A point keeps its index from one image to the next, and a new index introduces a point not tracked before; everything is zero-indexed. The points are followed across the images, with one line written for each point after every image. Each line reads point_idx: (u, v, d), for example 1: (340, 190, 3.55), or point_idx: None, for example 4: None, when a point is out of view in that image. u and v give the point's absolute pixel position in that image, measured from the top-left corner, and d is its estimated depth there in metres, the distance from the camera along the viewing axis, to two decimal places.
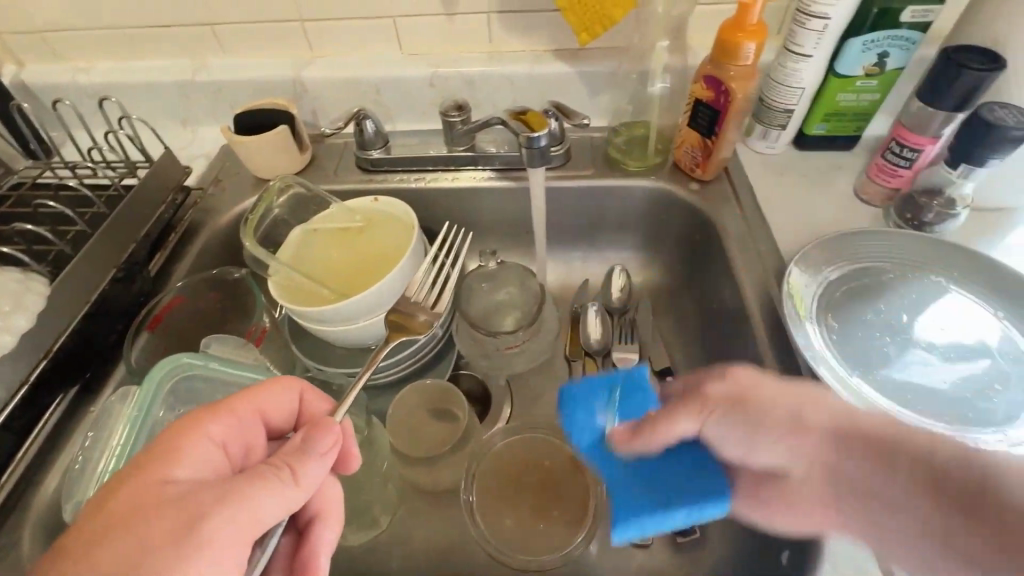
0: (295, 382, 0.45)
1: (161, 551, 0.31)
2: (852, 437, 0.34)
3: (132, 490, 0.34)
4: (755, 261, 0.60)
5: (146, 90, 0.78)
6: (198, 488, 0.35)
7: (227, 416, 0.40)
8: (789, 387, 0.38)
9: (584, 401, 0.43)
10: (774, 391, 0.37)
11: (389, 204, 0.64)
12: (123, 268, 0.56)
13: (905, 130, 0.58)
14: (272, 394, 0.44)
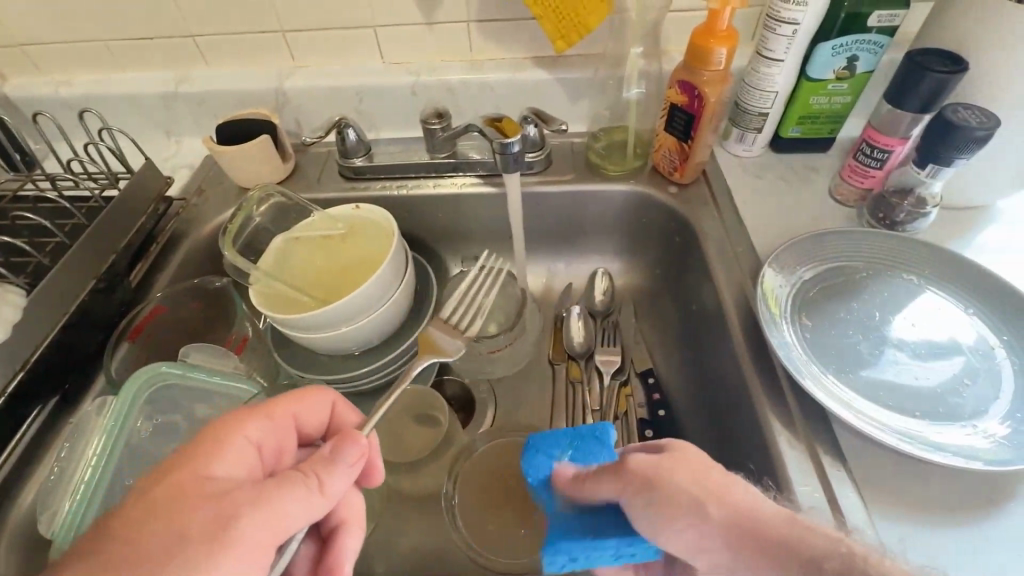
0: (331, 390, 0.44)
1: (190, 554, 0.31)
2: (751, 535, 0.33)
3: (171, 484, 0.33)
4: (732, 262, 0.61)
5: (130, 102, 0.78)
6: (237, 491, 0.34)
7: (267, 417, 0.39)
8: (700, 474, 0.36)
9: (545, 444, 0.45)
10: (687, 470, 0.36)
11: (370, 211, 0.64)
12: (103, 279, 0.56)
13: (875, 131, 0.59)
14: (310, 399, 0.43)
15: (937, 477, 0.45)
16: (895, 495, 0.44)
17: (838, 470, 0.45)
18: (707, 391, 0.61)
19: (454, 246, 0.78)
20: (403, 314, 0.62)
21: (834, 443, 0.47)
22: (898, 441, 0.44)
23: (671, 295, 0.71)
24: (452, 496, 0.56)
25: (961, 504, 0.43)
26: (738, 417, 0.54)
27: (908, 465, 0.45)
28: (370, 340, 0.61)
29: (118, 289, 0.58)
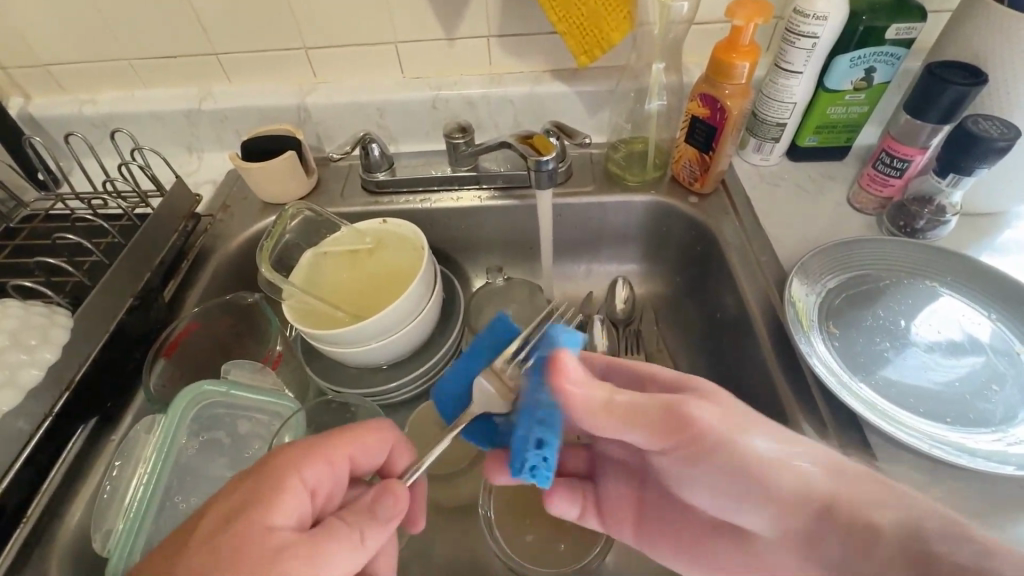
0: (390, 433, 0.44)
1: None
2: (826, 511, 0.35)
3: (244, 527, 0.33)
4: (756, 270, 0.62)
5: (152, 119, 0.79)
6: (303, 541, 0.34)
7: (333, 458, 0.39)
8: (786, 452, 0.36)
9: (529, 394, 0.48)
10: (768, 437, 0.37)
11: (397, 225, 0.65)
12: (138, 297, 0.57)
13: (894, 141, 0.61)
14: (373, 441, 0.42)
15: (967, 481, 0.46)
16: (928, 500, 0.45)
17: None
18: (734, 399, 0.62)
19: (476, 257, 0.79)
20: (432, 326, 0.63)
21: (867, 450, 0.48)
22: (932, 448, 0.45)
23: (693, 304, 0.72)
24: (488, 509, 0.57)
25: (991, 508, 0.44)
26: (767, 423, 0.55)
27: (938, 469, 0.46)
28: (401, 353, 0.62)
29: (153, 306, 0.58)
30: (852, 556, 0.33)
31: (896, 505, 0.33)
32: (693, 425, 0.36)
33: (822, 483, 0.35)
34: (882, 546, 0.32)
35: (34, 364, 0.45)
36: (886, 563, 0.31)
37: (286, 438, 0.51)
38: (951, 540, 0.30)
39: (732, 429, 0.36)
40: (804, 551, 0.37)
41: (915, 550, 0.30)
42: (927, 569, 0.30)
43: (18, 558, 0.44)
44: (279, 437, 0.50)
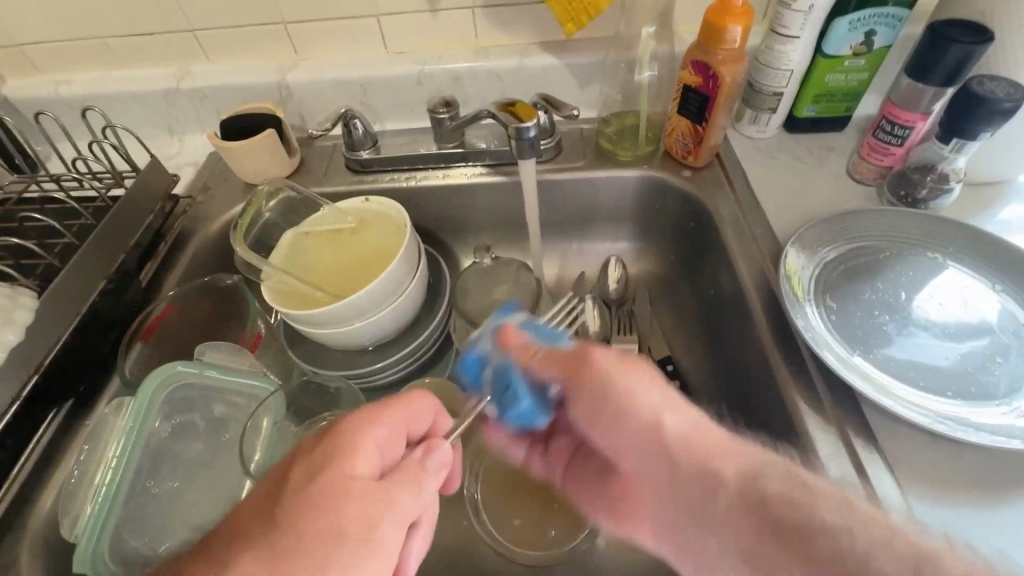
0: (433, 398, 0.42)
1: (342, 550, 0.32)
2: (686, 449, 0.34)
3: (328, 481, 0.34)
4: (752, 245, 0.60)
5: (129, 100, 0.77)
6: (375, 491, 0.34)
7: (389, 423, 0.38)
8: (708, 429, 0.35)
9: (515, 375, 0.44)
10: (653, 389, 0.37)
11: (380, 203, 0.63)
12: (113, 279, 0.55)
13: (895, 107, 0.58)
14: (418, 406, 0.40)
15: (971, 456, 0.44)
16: (929, 477, 0.43)
17: (870, 451, 0.44)
18: (729, 377, 0.60)
19: (465, 237, 0.77)
20: (418, 306, 0.62)
21: (866, 426, 0.46)
22: (934, 423, 0.43)
23: (689, 281, 0.70)
24: (475, 490, 0.56)
25: (995, 483, 0.43)
26: (762, 401, 0.53)
27: (939, 444, 0.45)
28: (386, 334, 0.60)
29: (128, 289, 0.57)
30: (694, 493, 0.34)
31: (744, 453, 0.34)
32: (593, 367, 0.37)
33: (682, 428, 0.35)
34: (724, 492, 0.32)
35: None
36: (731, 503, 0.32)
37: (263, 420, 0.50)
38: (792, 496, 0.30)
39: (618, 370, 0.37)
40: (657, 489, 0.36)
41: (760, 494, 0.31)
42: (762, 507, 0.31)
43: None
44: (255, 418, 0.49)
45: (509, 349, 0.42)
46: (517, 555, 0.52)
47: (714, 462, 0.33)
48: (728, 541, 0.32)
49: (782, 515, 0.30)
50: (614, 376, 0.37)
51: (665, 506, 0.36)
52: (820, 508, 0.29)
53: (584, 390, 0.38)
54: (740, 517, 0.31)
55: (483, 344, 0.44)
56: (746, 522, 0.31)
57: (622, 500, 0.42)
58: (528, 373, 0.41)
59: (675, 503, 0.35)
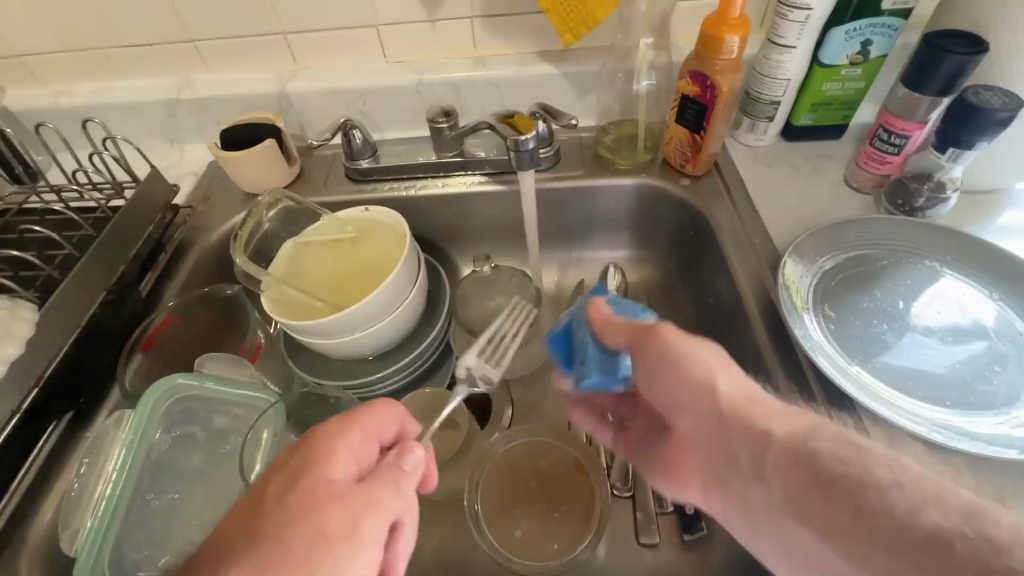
0: (398, 402, 0.43)
1: (326, 556, 0.31)
2: (734, 408, 0.36)
3: (305, 488, 0.34)
4: (750, 253, 0.60)
5: (130, 110, 0.77)
6: (352, 494, 0.34)
7: (360, 431, 0.38)
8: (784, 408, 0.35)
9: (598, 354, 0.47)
10: (710, 356, 0.39)
11: (380, 213, 0.63)
12: (113, 291, 0.55)
13: (892, 116, 0.59)
14: (387, 413, 0.41)
15: (971, 466, 0.44)
16: None
17: None
18: None
19: (464, 245, 0.77)
20: (417, 316, 0.62)
21: (864, 435, 0.46)
22: (933, 433, 0.43)
23: (688, 289, 0.70)
24: (475, 501, 0.56)
25: (995, 492, 0.43)
26: None
27: (938, 454, 0.45)
28: (385, 344, 0.60)
29: (129, 300, 0.57)
30: (741, 447, 0.35)
31: (798, 418, 0.34)
32: (659, 338, 0.40)
33: (733, 395, 0.37)
34: (771, 448, 0.33)
35: None
36: (777, 459, 0.33)
37: (263, 431, 0.49)
38: (844, 455, 0.30)
39: (678, 341, 0.39)
40: (709, 447, 0.39)
41: (809, 449, 0.32)
42: (806, 463, 0.31)
43: None
44: (257, 429, 0.49)
45: (593, 322, 0.45)
46: (517, 565, 0.52)
47: (775, 431, 0.34)
48: (772, 492, 0.33)
49: (829, 470, 0.30)
50: (675, 344, 0.39)
51: (716, 461, 0.38)
52: (870, 469, 0.29)
53: (649, 352, 0.40)
54: (783, 463, 0.32)
55: (578, 318, 0.50)
56: (789, 470, 0.32)
57: (685, 465, 0.45)
58: (599, 340, 0.46)
59: (732, 463, 0.36)
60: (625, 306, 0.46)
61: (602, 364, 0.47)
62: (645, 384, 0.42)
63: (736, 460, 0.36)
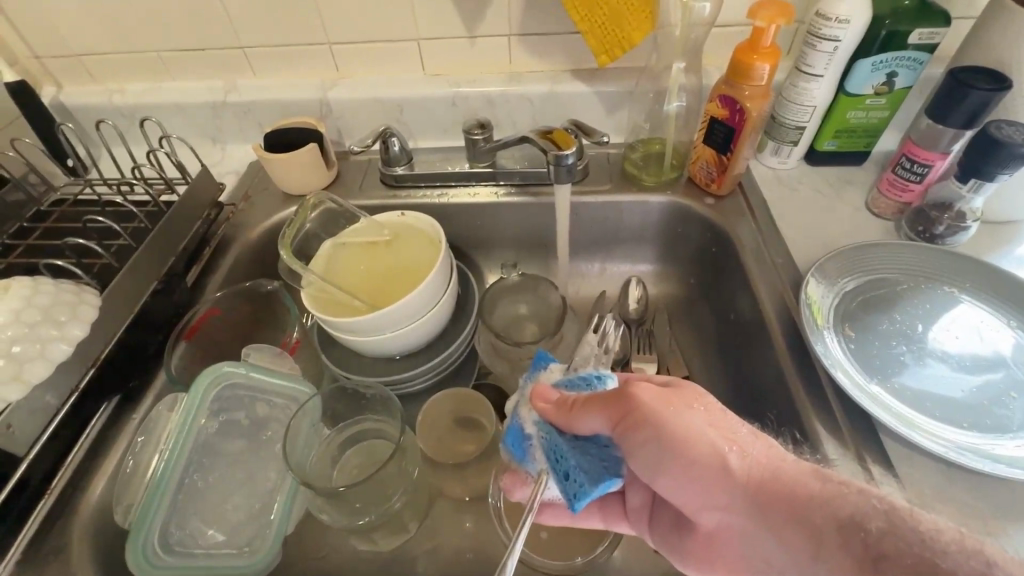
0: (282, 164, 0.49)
1: None
2: (763, 490, 0.38)
3: None
4: (771, 273, 0.62)
5: (179, 110, 0.80)
6: None
7: None
8: (824, 483, 0.37)
9: (587, 449, 0.43)
10: (706, 420, 0.40)
11: (416, 218, 0.66)
12: (162, 281, 0.58)
13: (915, 146, 0.61)
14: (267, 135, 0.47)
15: (984, 487, 0.45)
16: (941, 501, 0.45)
17: (886, 476, 0.46)
18: (746, 399, 0.62)
19: (491, 253, 0.80)
20: (447, 318, 0.64)
21: (882, 451, 0.47)
22: (952, 452, 0.45)
23: (708, 304, 0.72)
24: (498, 498, 0.55)
25: (1008, 514, 0.44)
26: (780, 423, 0.55)
27: (949, 474, 0.46)
28: (415, 344, 0.62)
29: (176, 290, 0.60)
30: (795, 553, 0.36)
31: (836, 500, 0.35)
32: (638, 402, 0.40)
33: (753, 477, 0.38)
34: (828, 548, 0.34)
35: (65, 340, 0.46)
36: (836, 561, 0.34)
37: (303, 422, 0.52)
38: (894, 533, 0.32)
39: (671, 411, 0.40)
40: (745, 545, 0.40)
41: (871, 547, 0.32)
42: (877, 568, 0.32)
43: (42, 529, 0.45)
44: (297, 420, 0.51)
45: (544, 409, 0.44)
46: (539, 562, 0.53)
47: (816, 521, 0.35)
48: None
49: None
50: (665, 413, 0.40)
51: (763, 558, 0.39)
52: (959, 563, 0.29)
53: (639, 433, 0.40)
54: (850, 569, 0.33)
55: (522, 415, 0.47)
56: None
57: (707, 554, 0.44)
58: (572, 432, 0.43)
59: (780, 557, 0.37)
60: (578, 382, 0.46)
61: (590, 468, 0.41)
62: (633, 459, 0.41)
63: (778, 551, 0.37)
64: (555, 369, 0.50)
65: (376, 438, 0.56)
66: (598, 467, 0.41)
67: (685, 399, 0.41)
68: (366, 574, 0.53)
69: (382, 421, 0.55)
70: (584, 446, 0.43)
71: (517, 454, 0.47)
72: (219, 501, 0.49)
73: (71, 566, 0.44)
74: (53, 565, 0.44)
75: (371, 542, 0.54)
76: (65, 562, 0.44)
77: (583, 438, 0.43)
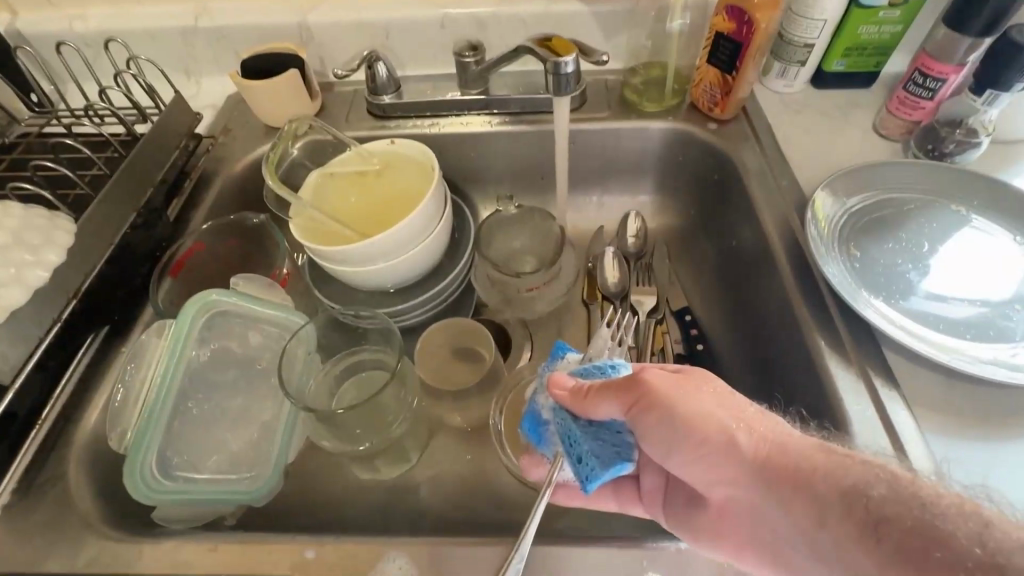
0: None
1: None
2: (772, 465, 0.36)
3: None
4: (776, 197, 0.60)
5: (147, 38, 0.75)
6: None
7: None
8: (827, 451, 0.35)
9: (600, 436, 0.41)
10: (713, 400, 0.39)
11: (407, 145, 0.63)
12: (142, 214, 0.55)
13: (930, 58, 0.58)
14: None
15: (983, 395, 0.46)
16: (943, 412, 0.45)
17: (890, 391, 0.46)
18: (749, 326, 0.61)
19: (486, 187, 0.77)
20: (442, 250, 0.62)
21: (883, 363, 0.47)
22: (951, 359, 0.45)
23: (709, 236, 0.70)
24: (499, 423, 0.53)
25: (1008, 421, 0.44)
26: (784, 344, 0.54)
27: (951, 382, 0.46)
28: (411, 276, 0.61)
29: (157, 224, 0.57)
30: (803, 527, 0.35)
31: (840, 468, 0.34)
32: (647, 386, 0.39)
33: (760, 451, 0.37)
34: (830, 516, 0.33)
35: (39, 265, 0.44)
36: (840, 529, 0.33)
37: (299, 349, 0.51)
38: (896, 499, 0.31)
39: (680, 394, 0.39)
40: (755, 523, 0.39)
41: (873, 512, 0.31)
42: (877, 531, 0.31)
43: (37, 458, 0.45)
44: (292, 347, 0.50)
45: (558, 397, 0.42)
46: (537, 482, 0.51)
47: (823, 492, 0.34)
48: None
49: (905, 538, 0.29)
50: (673, 394, 0.39)
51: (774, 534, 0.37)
52: (944, 510, 0.29)
53: (651, 414, 0.38)
54: (853, 535, 0.32)
55: (539, 401, 0.45)
56: (862, 541, 0.31)
57: (718, 533, 0.41)
58: (586, 417, 0.41)
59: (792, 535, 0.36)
60: (594, 369, 0.44)
61: (602, 451, 0.39)
62: (648, 442, 0.40)
63: (789, 531, 0.36)
64: (573, 359, 0.48)
65: (375, 368, 0.55)
66: (609, 452, 0.40)
67: (691, 380, 0.40)
68: (368, 502, 0.54)
69: (381, 351, 0.54)
70: (597, 433, 0.41)
71: (533, 439, 0.45)
72: (219, 438, 0.49)
73: (68, 493, 0.44)
74: (49, 493, 0.44)
75: (375, 471, 0.54)
76: (61, 491, 0.44)
77: (596, 424, 0.41)
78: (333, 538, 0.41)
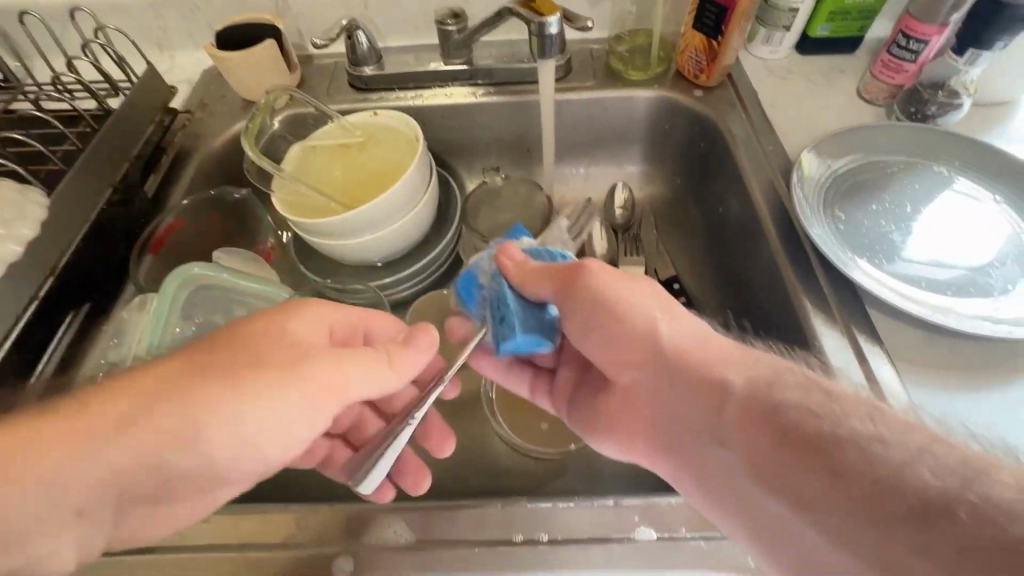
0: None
1: None
2: (690, 358, 0.38)
3: None
4: (761, 162, 0.60)
5: (115, 11, 0.72)
6: None
7: None
8: (748, 350, 0.37)
9: (529, 312, 0.43)
10: (649, 299, 0.41)
11: (390, 116, 0.61)
12: (119, 190, 0.54)
13: (913, 20, 0.58)
14: None
15: (964, 349, 0.47)
16: (927, 367, 0.46)
17: (873, 347, 0.47)
18: (736, 291, 0.61)
19: (473, 160, 0.76)
20: (429, 223, 0.61)
21: (868, 322, 0.48)
22: (934, 314, 0.46)
23: (696, 204, 0.70)
24: (490, 392, 0.57)
25: (988, 373, 0.46)
26: (770, 306, 0.55)
27: (933, 338, 0.47)
28: (397, 249, 0.60)
29: (135, 200, 0.56)
30: (702, 411, 0.36)
31: (760, 370, 0.35)
32: (587, 274, 0.41)
33: (684, 343, 0.39)
34: (733, 399, 0.34)
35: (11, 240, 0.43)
36: (738, 413, 0.34)
37: None
38: (807, 401, 0.32)
39: (618, 287, 0.41)
40: (653, 407, 0.40)
41: (775, 402, 0.33)
42: (776, 419, 0.32)
43: None
44: None
45: (503, 266, 0.43)
46: (530, 449, 0.54)
47: (735, 391, 0.35)
48: (736, 457, 0.33)
49: (805, 431, 0.31)
50: (609, 285, 0.41)
51: (661, 415, 0.40)
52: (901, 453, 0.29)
53: (581, 300, 0.40)
54: (752, 418, 0.33)
55: (482, 262, 0.46)
56: (760, 432, 0.32)
57: (616, 414, 0.44)
58: (523, 291, 0.42)
59: (688, 420, 0.37)
60: (543, 253, 0.46)
61: (525, 322, 0.42)
62: (569, 323, 0.43)
63: (685, 412, 0.37)
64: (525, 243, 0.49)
65: None
66: (531, 326, 0.43)
67: (631, 279, 0.42)
68: None
69: None
70: (526, 308, 0.43)
71: (463, 295, 0.46)
72: None
73: None
74: None
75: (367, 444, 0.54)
76: None
77: (529, 300, 0.43)
78: (326, 507, 0.41)
